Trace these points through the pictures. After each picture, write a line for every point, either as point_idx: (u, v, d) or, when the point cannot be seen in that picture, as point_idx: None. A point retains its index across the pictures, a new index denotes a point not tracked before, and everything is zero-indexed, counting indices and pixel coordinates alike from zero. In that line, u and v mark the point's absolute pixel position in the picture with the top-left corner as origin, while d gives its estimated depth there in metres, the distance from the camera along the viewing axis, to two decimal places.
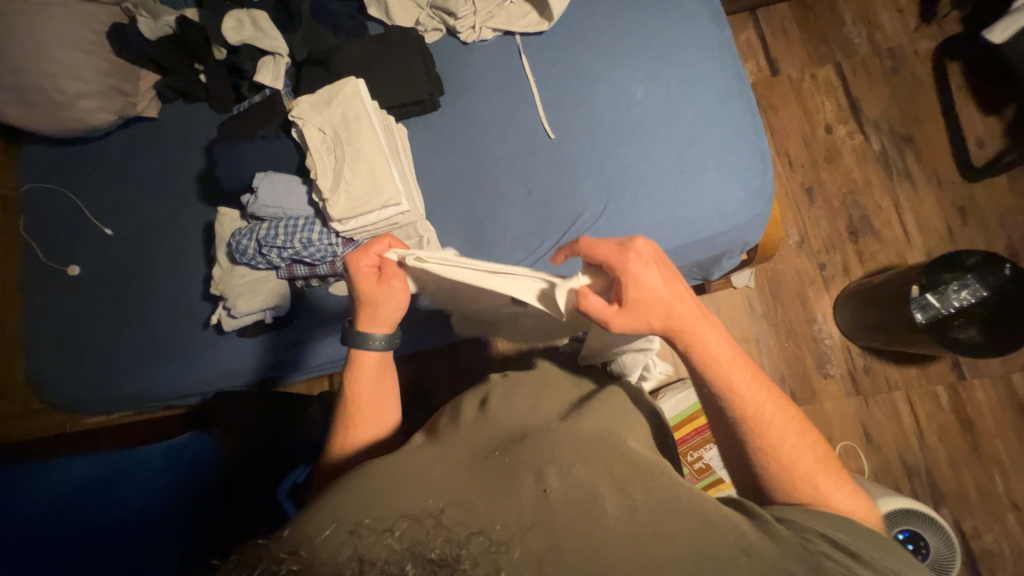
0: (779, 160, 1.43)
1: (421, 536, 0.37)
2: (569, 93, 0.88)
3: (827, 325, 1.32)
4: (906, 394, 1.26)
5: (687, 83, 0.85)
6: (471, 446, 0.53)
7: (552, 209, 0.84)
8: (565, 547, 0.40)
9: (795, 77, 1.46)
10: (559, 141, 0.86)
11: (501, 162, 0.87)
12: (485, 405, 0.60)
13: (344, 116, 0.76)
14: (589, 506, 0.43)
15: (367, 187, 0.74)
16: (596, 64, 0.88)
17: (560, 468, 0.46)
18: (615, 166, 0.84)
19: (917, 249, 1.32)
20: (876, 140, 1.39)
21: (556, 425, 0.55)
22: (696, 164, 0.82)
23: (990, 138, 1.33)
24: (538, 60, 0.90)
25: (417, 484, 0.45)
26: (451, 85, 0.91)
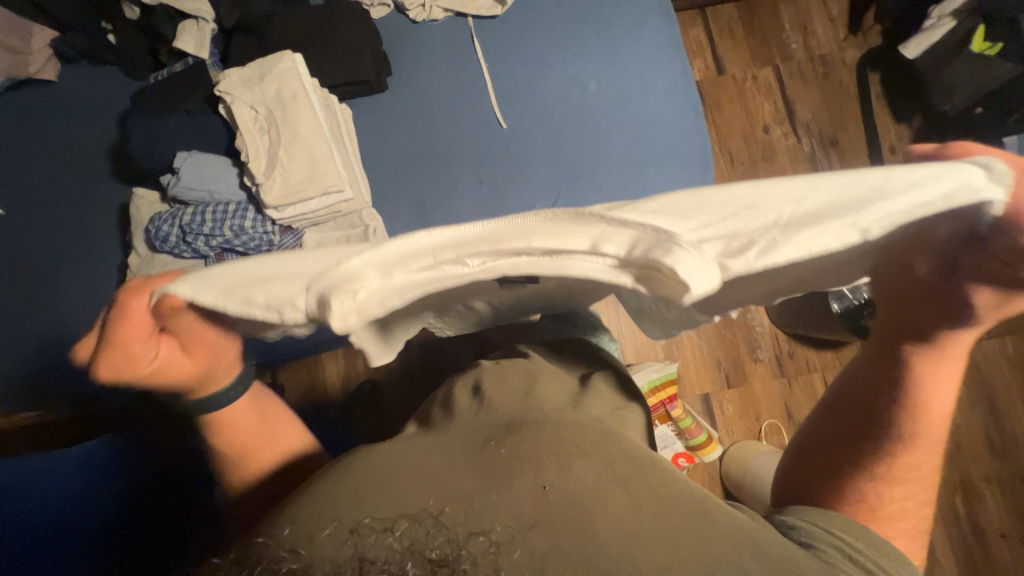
0: (721, 158, 1.50)
1: (419, 535, 0.37)
2: (527, 83, 0.86)
3: (759, 313, 1.43)
4: (823, 375, 1.40)
5: (638, 80, 0.86)
6: (470, 437, 0.52)
7: (506, 199, 0.84)
8: (563, 549, 0.41)
9: (739, 78, 1.53)
10: (517, 132, 0.85)
11: (460, 149, 0.85)
12: (480, 395, 0.60)
13: (279, 93, 0.71)
14: (588, 502, 0.44)
15: (305, 172, 0.71)
16: (554, 56, 0.87)
17: (555, 461, 0.47)
18: (568, 160, 0.84)
19: None
20: (807, 142, 1.50)
21: (552, 413, 0.55)
22: (642, 162, 0.84)
23: (901, 144, 1.47)
24: (491, 47, 0.87)
25: (409, 481, 0.45)
26: (399, 63, 0.87)
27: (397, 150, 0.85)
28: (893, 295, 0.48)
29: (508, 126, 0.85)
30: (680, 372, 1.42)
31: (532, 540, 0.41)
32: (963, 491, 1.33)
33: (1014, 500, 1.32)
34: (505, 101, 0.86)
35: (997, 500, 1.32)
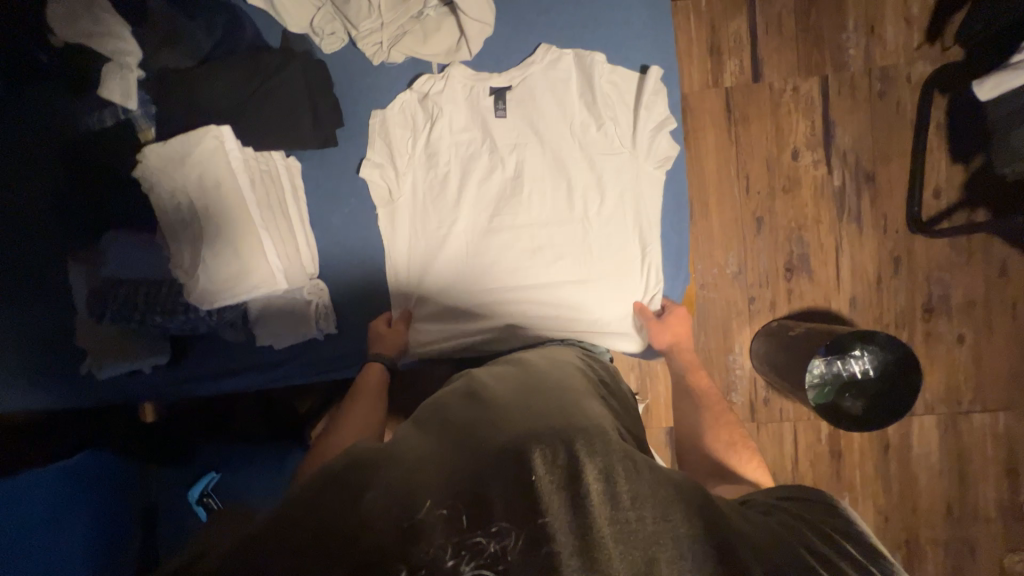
0: (737, 183, 1.34)
1: (422, 523, 0.48)
2: (544, 182, 0.87)
3: (741, 356, 1.37)
4: (794, 425, 1.38)
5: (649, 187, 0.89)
6: (461, 433, 0.59)
7: (524, 242, 0.87)
8: (560, 542, 0.47)
9: (777, 87, 1.31)
10: (536, 171, 0.87)
11: (480, 246, 0.87)
12: (473, 395, 0.68)
13: (203, 180, 0.68)
14: (572, 489, 0.50)
15: (236, 267, 0.69)
16: (572, 158, 0.87)
17: (543, 452, 0.53)
18: (540, 201, 0.87)
19: (843, 295, 1.34)
20: (838, 174, 1.32)
21: (539, 412, 0.61)
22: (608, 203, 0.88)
23: (948, 189, 1.28)
24: (507, 147, 0.87)
25: (405, 478, 0.53)
26: (349, 107, 0.90)
27: (416, 233, 0.87)
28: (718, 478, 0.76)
29: (525, 224, 0.87)
30: (648, 406, 1.42)
31: (523, 522, 0.48)
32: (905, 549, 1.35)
33: (954, 563, 1.35)
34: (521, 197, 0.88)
35: (937, 562, 1.35)
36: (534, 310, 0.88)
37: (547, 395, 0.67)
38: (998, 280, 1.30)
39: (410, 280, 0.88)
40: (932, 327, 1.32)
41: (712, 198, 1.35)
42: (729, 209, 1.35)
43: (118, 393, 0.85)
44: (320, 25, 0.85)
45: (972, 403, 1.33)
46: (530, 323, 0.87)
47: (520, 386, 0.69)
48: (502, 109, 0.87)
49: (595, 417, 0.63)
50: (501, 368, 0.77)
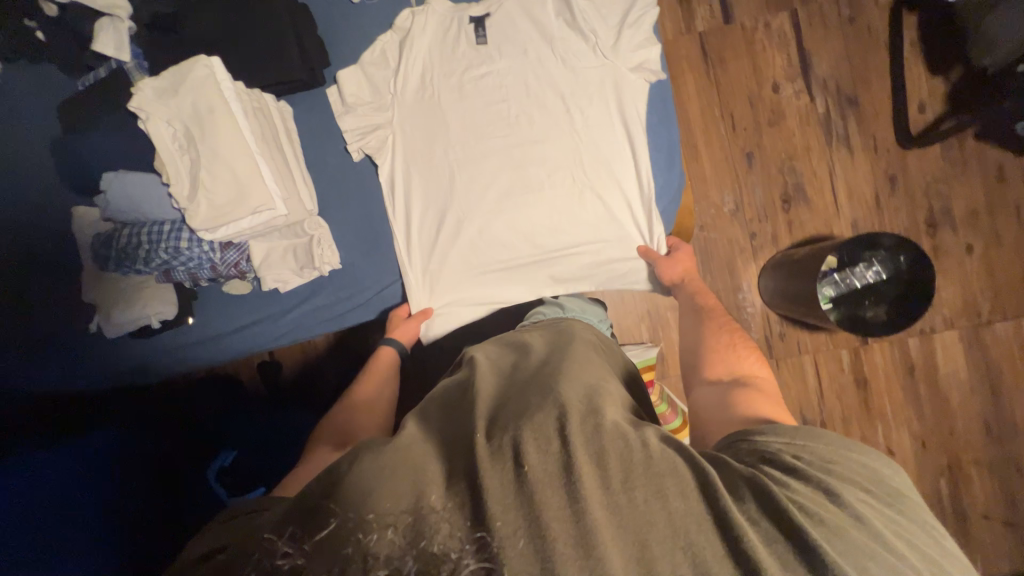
0: (722, 123, 1.36)
1: (422, 528, 0.44)
2: (533, 104, 0.85)
3: (751, 294, 1.36)
4: (814, 358, 1.34)
5: (636, 97, 0.85)
6: (455, 428, 0.53)
7: (516, 168, 0.85)
8: (555, 531, 0.43)
9: (748, 27, 1.34)
10: (523, 95, 0.85)
11: (465, 187, 0.85)
12: (467, 386, 0.61)
13: (196, 106, 0.65)
14: (567, 478, 0.45)
15: (233, 192, 0.66)
16: (556, 76, 0.85)
17: (536, 440, 0.48)
18: (528, 126, 0.85)
19: (843, 219, 1.33)
20: (821, 102, 1.33)
21: (532, 396, 0.55)
22: (597, 110, 0.85)
23: (932, 102, 1.30)
24: (490, 77, 0.85)
25: (407, 479, 0.47)
26: (337, 50, 0.85)
27: (406, 170, 0.86)
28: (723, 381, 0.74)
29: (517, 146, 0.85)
30: (664, 354, 1.39)
31: (521, 521, 0.43)
32: (949, 473, 1.31)
33: (1002, 483, 1.29)
34: (512, 123, 0.85)
35: (984, 482, 1.30)
36: (536, 234, 0.85)
37: (540, 375, 0.60)
38: (997, 186, 1.29)
39: (410, 218, 0.86)
40: (939, 241, 1.31)
41: (700, 140, 1.36)
42: (718, 149, 1.36)
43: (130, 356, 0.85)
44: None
45: (992, 314, 1.30)
46: (535, 245, 0.86)
47: (516, 378, 0.62)
48: (483, 38, 0.85)
49: (593, 386, 0.57)
50: (501, 348, 0.73)
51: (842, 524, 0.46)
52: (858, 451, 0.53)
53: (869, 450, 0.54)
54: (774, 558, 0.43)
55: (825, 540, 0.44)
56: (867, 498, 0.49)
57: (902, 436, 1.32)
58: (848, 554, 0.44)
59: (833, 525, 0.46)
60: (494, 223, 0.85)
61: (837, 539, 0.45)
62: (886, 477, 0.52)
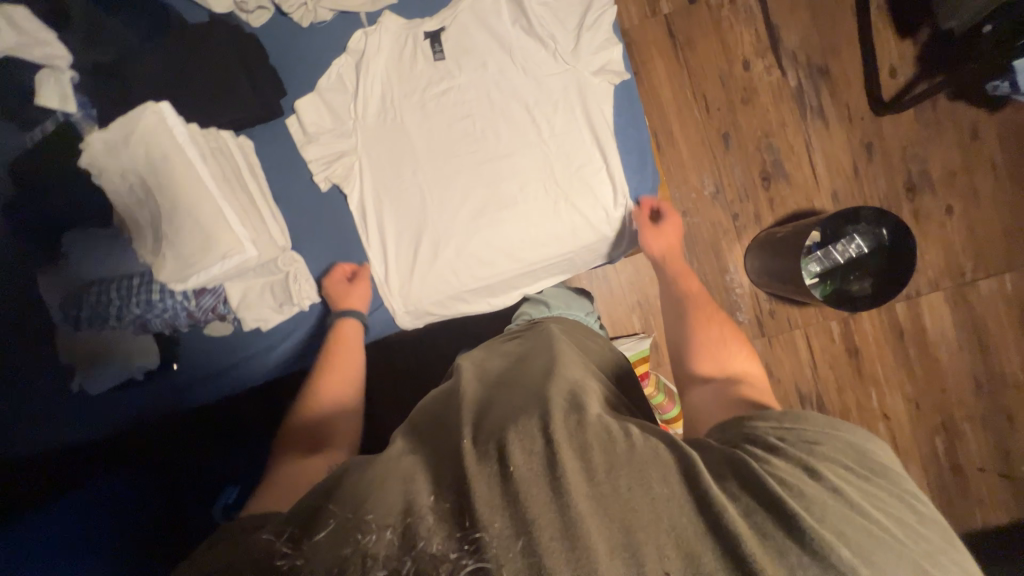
0: (696, 105, 1.35)
1: (416, 531, 0.44)
2: (498, 116, 0.84)
3: (738, 274, 1.36)
4: (805, 331, 1.36)
5: (602, 100, 0.84)
6: (444, 432, 0.55)
7: (486, 184, 0.83)
8: (542, 525, 0.43)
9: (714, 4, 1.32)
10: (487, 109, 0.84)
11: (437, 209, 0.83)
12: (456, 391, 0.62)
13: (149, 155, 0.63)
14: (552, 475, 0.46)
15: (197, 240, 0.64)
16: (519, 86, 0.84)
17: (521, 441, 0.48)
18: (495, 141, 0.84)
19: (823, 191, 1.33)
20: (793, 75, 1.32)
21: (518, 399, 0.56)
22: (564, 117, 0.84)
23: (903, 66, 1.29)
24: (452, 93, 0.84)
25: (399, 486, 0.48)
26: (290, 75, 0.83)
27: (375, 196, 0.84)
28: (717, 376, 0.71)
29: (485, 159, 0.83)
30: (658, 342, 1.40)
31: (506, 519, 0.43)
32: (943, 431, 1.34)
33: (995, 436, 1.33)
34: (478, 137, 0.84)
35: (978, 437, 1.33)
36: (515, 249, 0.83)
37: (526, 379, 0.62)
38: (973, 144, 1.30)
39: (384, 243, 0.85)
40: (919, 205, 1.31)
41: (675, 124, 1.35)
42: (694, 133, 1.35)
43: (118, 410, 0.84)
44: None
45: (976, 272, 1.31)
46: (514, 261, 0.84)
47: (503, 380, 0.64)
48: (440, 53, 0.84)
49: (578, 386, 0.59)
50: (488, 358, 0.73)
51: (817, 496, 0.47)
52: (840, 429, 0.54)
53: (850, 428, 0.55)
54: (756, 534, 0.45)
55: (802, 509, 0.46)
56: (843, 471, 0.50)
57: (896, 400, 1.35)
58: (826, 523, 0.45)
59: (810, 496, 0.47)
60: (470, 244, 0.83)
61: (813, 507, 0.46)
62: (863, 448, 0.53)
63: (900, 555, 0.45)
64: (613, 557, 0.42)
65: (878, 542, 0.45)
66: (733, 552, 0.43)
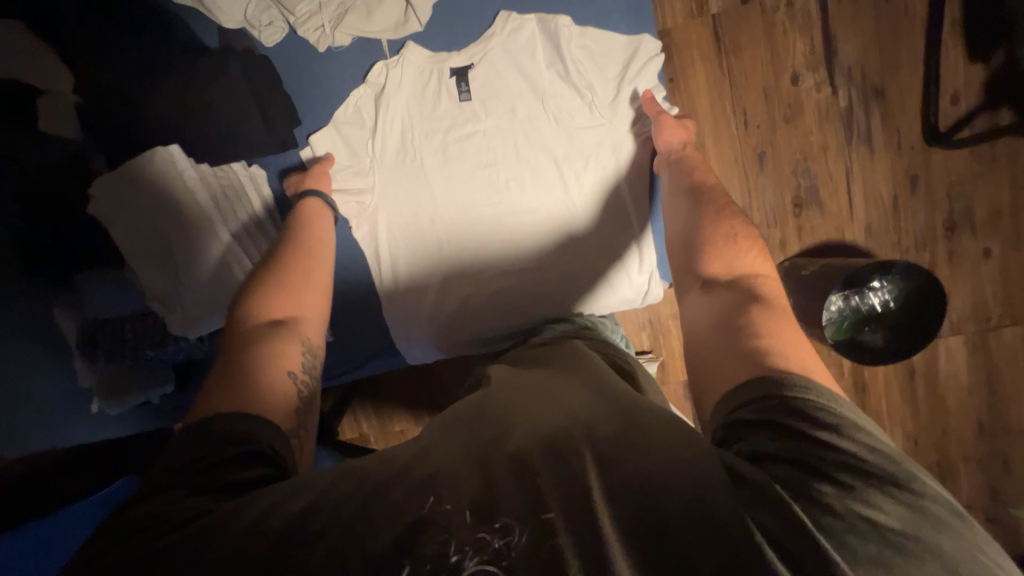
0: (733, 119, 1.25)
1: (430, 530, 0.45)
2: (523, 167, 0.82)
3: None
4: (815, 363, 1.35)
5: (627, 158, 0.84)
6: (467, 431, 0.56)
7: (505, 226, 0.83)
8: (552, 524, 0.44)
9: (769, 7, 1.19)
10: (514, 147, 0.82)
11: (454, 246, 0.84)
12: (485, 397, 0.64)
13: (158, 199, 0.75)
14: (568, 482, 0.47)
15: (201, 282, 0.77)
16: (547, 135, 0.81)
17: (542, 455, 0.50)
18: (518, 182, 0.82)
19: (857, 223, 1.27)
20: (844, 94, 1.21)
21: (542, 410, 0.58)
22: (591, 167, 0.83)
23: (967, 93, 1.18)
24: (478, 129, 0.81)
25: (415, 482, 0.50)
26: (305, 99, 0.83)
27: (392, 228, 0.84)
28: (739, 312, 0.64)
29: (507, 201, 0.83)
30: (665, 361, 1.40)
31: (514, 523, 0.45)
32: (937, 469, 1.35)
33: (987, 478, 1.35)
34: (502, 186, 0.82)
35: (970, 478, 1.35)
36: (528, 305, 0.85)
37: (552, 390, 0.63)
38: None
39: (397, 274, 0.85)
40: (955, 245, 1.25)
41: (709, 139, 1.27)
42: (728, 150, 1.27)
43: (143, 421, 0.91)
44: (255, 16, 0.80)
45: (1002, 318, 1.27)
46: (527, 305, 0.85)
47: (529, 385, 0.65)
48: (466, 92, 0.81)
49: (609, 396, 0.60)
50: (512, 365, 0.74)
51: (826, 499, 0.45)
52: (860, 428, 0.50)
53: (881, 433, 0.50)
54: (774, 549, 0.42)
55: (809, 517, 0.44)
56: (859, 464, 0.47)
57: (896, 436, 1.35)
58: (845, 544, 0.42)
59: (818, 494, 0.45)
60: (483, 284, 0.85)
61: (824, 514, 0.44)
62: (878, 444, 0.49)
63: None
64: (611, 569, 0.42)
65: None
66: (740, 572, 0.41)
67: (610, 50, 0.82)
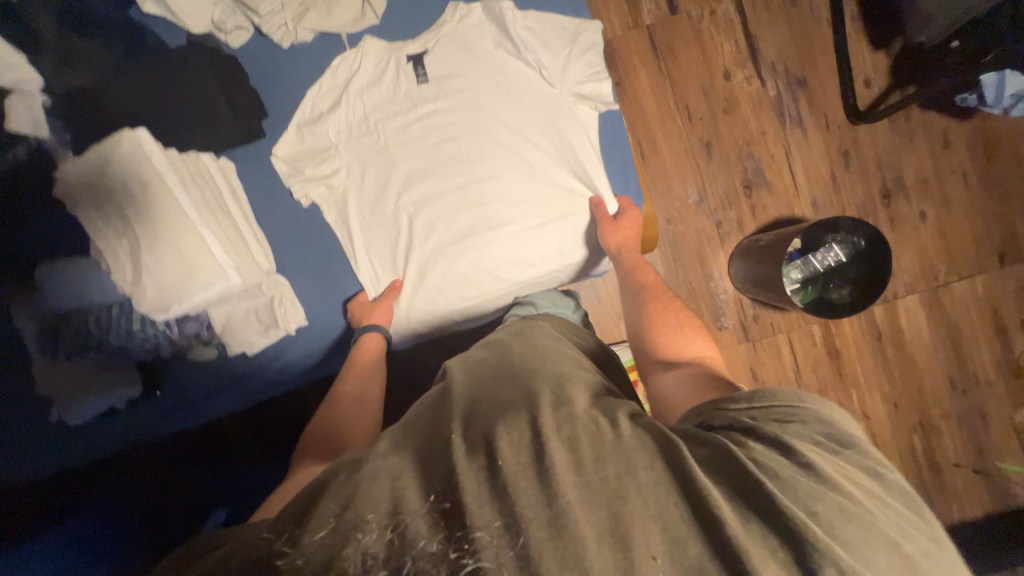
0: (679, 115, 1.36)
1: (419, 528, 0.44)
2: (482, 142, 0.86)
3: (722, 281, 1.38)
4: (788, 336, 1.39)
5: (580, 124, 0.88)
6: (431, 426, 0.55)
7: (469, 198, 0.86)
8: (529, 514, 0.44)
9: (695, 16, 1.34)
10: (474, 123, 0.86)
11: (422, 220, 0.86)
12: (445, 388, 0.62)
13: (126, 185, 0.61)
14: (538, 466, 0.47)
15: (179, 269, 0.63)
16: (502, 111, 0.86)
17: (509, 435, 0.50)
18: (479, 156, 0.86)
19: (803, 199, 1.36)
20: (772, 85, 1.35)
21: (505, 391, 0.58)
22: (547, 137, 0.87)
23: (877, 76, 1.32)
24: (439, 108, 0.86)
25: (387, 483, 0.47)
26: (272, 96, 0.85)
27: (359, 205, 0.86)
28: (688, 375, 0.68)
29: (470, 174, 0.86)
30: None
31: (499, 510, 0.44)
32: (920, 429, 1.38)
33: (969, 433, 1.37)
34: (464, 162, 0.86)
35: (953, 435, 1.38)
36: (499, 270, 0.87)
37: (513, 374, 0.62)
38: (944, 152, 1.34)
39: (368, 249, 0.87)
40: (894, 211, 1.35)
41: (659, 134, 1.37)
42: (678, 142, 1.37)
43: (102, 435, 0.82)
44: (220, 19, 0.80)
45: (948, 275, 1.36)
46: (495, 273, 0.87)
47: (491, 369, 0.64)
48: (423, 74, 0.86)
49: (570, 382, 0.60)
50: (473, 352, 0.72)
51: (804, 479, 0.47)
52: (809, 401, 0.54)
53: (830, 407, 0.55)
54: (742, 515, 0.45)
55: (788, 494, 0.46)
56: (825, 446, 0.51)
57: (876, 400, 1.38)
58: (827, 516, 0.45)
59: (791, 474, 0.47)
60: (451, 255, 0.86)
61: (801, 492, 0.46)
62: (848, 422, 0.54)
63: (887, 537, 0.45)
64: (599, 546, 0.43)
65: (865, 527, 0.45)
66: (715, 538, 0.43)
67: (558, 29, 0.86)
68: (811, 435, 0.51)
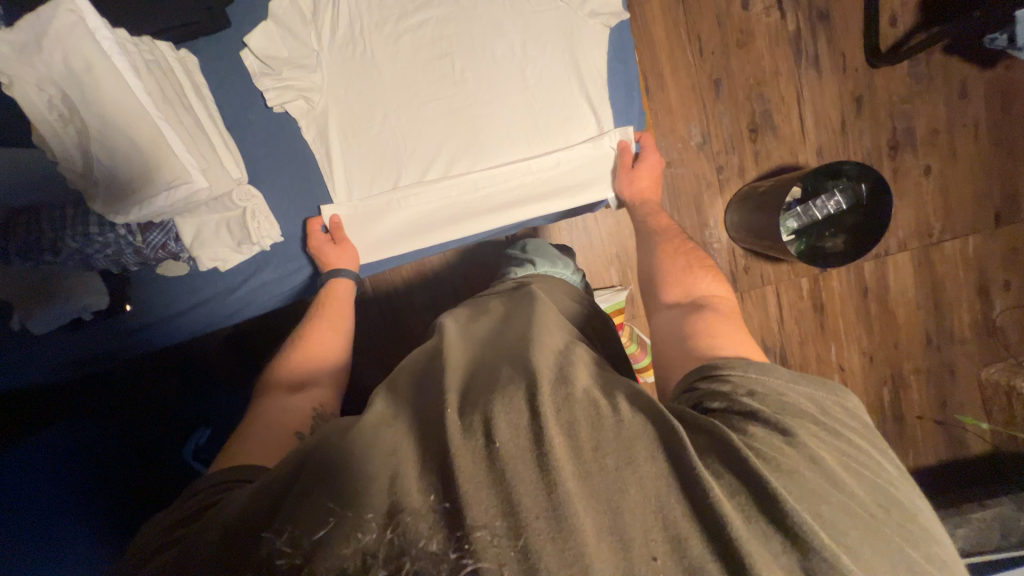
0: (689, 47, 1.26)
1: (419, 530, 0.41)
2: (479, 58, 0.80)
3: (717, 230, 1.35)
4: (776, 289, 1.38)
5: (587, 43, 0.81)
6: (426, 398, 0.54)
7: (464, 120, 0.81)
8: (529, 506, 0.41)
9: None
10: (471, 36, 0.80)
11: (413, 139, 0.81)
12: (436, 357, 0.62)
13: (69, 66, 0.54)
14: (538, 451, 0.44)
15: (136, 166, 0.58)
16: (502, 25, 0.80)
17: (507, 415, 0.46)
18: (476, 74, 0.80)
19: (809, 146, 1.31)
20: (792, 18, 1.25)
21: (502, 366, 0.55)
22: (550, 56, 0.81)
23: (903, 14, 1.23)
24: (433, 18, 0.79)
25: (384, 463, 0.46)
26: None
27: (345, 120, 0.80)
28: (699, 313, 0.66)
29: (465, 94, 0.81)
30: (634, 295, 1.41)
31: (496, 503, 0.42)
32: (891, 382, 1.42)
33: (935, 387, 1.43)
34: (459, 78, 0.80)
35: (920, 388, 1.43)
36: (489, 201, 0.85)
37: (503, 343, 0.62)
38: (960, 103, 1.28)
39: (354, 169, 0.82)
40: (899, 164, 1.31)
41: (667, 68, 1.27)
42: (686, 77, 1.28)
43: (82, 348, 0.81)
44: None
45: (942, 233, 1.35)
46: (489, 200, 0.85)
47: (485, 342, 0.65)
48: None
49: (562, 352, 0.58)
50: (468, 324, 0.72)
51: (811, 478, 0.44)
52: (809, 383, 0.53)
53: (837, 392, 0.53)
54: (744, 511, 0.42)
55: (791, 485, 0.44)
56: (822, 436, 0.48)
57: (853, 354, 1.42)
58: (835, 518, 0.43)
59: (796, 469, 0.44)
60: (443, 177, 0.82)
61: (803, 485, 0.44)
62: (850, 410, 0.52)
63: (873, 524, 0.44)
64: (601, 542, 0.41)
65: (860, 519, 0.44)
66: (721, 533, 0.41)
67: None
68: (809, 419, 0.49)
